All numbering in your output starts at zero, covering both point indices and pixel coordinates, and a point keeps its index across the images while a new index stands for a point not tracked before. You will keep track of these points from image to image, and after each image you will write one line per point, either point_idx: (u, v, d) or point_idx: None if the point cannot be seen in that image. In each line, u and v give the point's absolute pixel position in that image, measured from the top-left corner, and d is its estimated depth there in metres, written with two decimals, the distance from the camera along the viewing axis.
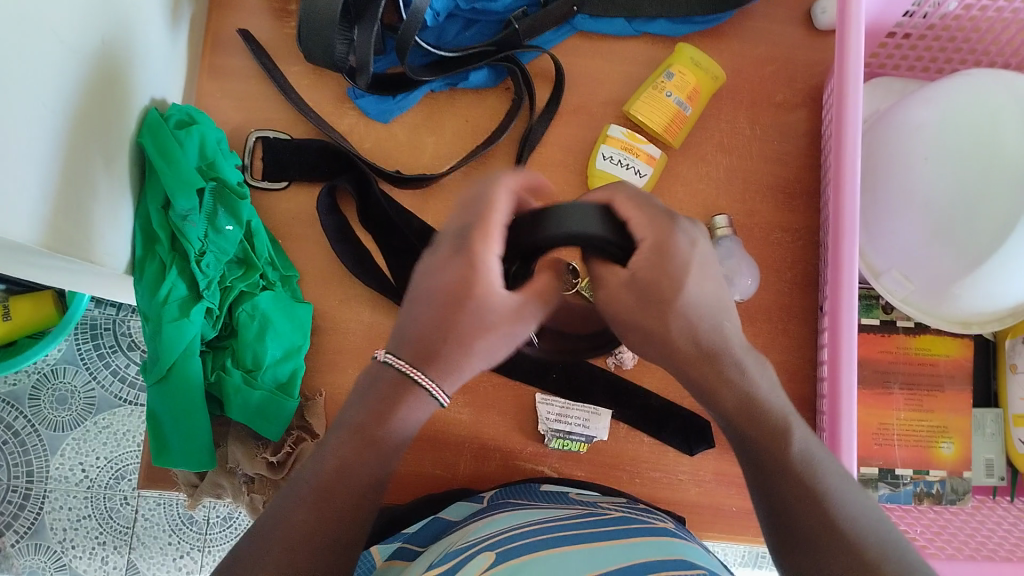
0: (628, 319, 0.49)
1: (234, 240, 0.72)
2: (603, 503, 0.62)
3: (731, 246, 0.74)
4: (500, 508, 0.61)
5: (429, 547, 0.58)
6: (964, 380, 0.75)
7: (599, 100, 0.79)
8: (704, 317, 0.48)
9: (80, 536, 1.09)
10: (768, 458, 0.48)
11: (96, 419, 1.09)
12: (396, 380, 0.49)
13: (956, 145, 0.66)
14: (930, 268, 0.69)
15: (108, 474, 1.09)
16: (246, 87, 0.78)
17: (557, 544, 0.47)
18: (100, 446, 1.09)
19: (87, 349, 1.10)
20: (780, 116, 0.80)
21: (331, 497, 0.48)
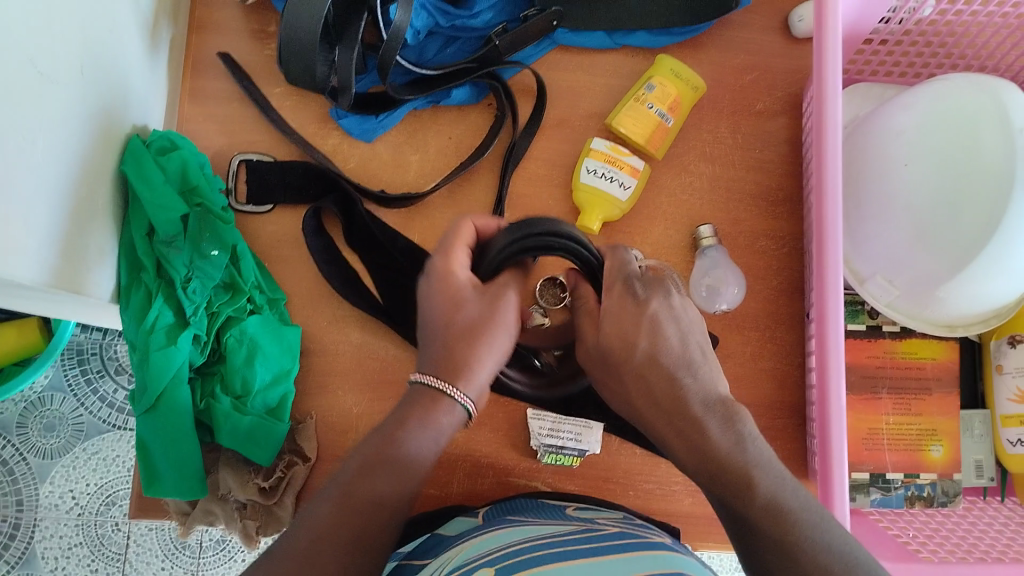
0: (599, 371, 0.56)
1: (221, 265, 0.71)
2: (598, 518, 0.62)
3: (716, 256, 0.75)
4: (501, 524, 0.60)
5: (430, 562, 0.58)
6: (951, 382, 0.75)
7: (581, 113, 0.80)
8: (662, 371, 0.52)
9: (72, 565, 1.08)
10: (740, 513, 0.47)
11: (86, 445, 1.08)
12: (422, 392, 0.53)
13: (935, 150, 0.67)
14: (913, 271, 0.70)
15: (98, 500, 1.08)
16: (228, 109, 0.78)
17: (557, 559, 0.47)
18: (89, 472, 1.08)
19: (75, 374, 1.09)
20: (761, 124, 0.80)
21: (350, 513, 0.48)
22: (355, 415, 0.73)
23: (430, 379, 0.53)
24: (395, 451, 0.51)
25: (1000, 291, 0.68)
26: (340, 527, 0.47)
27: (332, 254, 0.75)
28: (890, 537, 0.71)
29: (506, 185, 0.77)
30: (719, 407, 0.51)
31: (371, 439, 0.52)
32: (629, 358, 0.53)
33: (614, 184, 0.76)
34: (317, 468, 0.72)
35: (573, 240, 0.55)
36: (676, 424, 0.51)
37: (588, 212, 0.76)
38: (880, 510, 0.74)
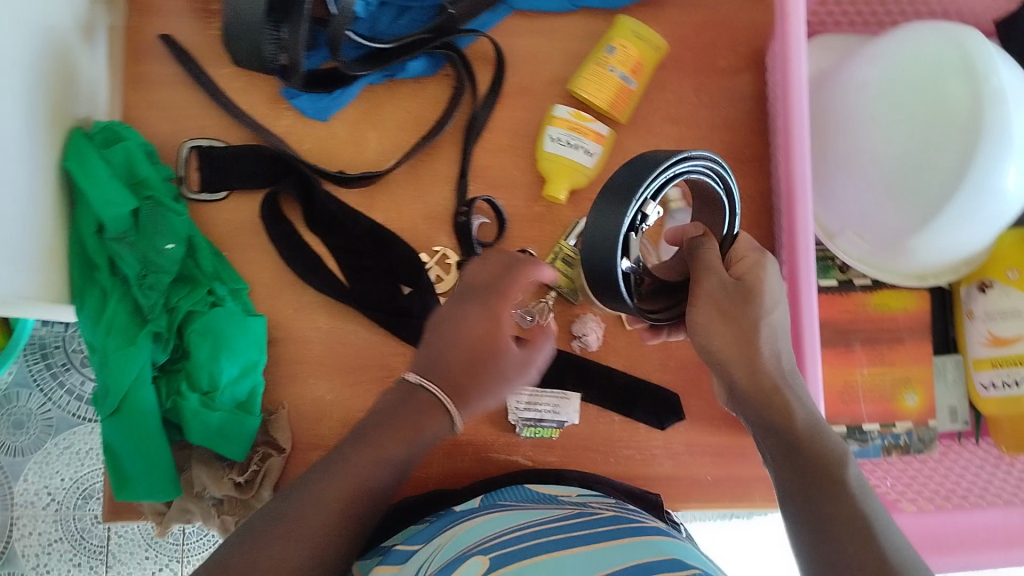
0: (721, 319, 0.54)
1: (176, 259, 0.68)
2: (590, 502, 0.62)
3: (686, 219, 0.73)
4: (492, 509, 0.60)
5: (421, 549, 0.57)
6: (922, 331, 0.76)
7: (542, 79, 0.78)
8: (777, 340, 0.55)
9: (53, 560, 1.06)
10: (828, 511, 0.46)
11: (57, 440, 1.06)
12: (427, 399, 0.58)
13: (901, 101, 0.67)
14: (883, 224, 0.70)
15: (76, 494, 1.06)
16: (173, 93, 0.75)
17: (544, 551, 0.46)
18: (63, 467, 1.06)
19: (39, 369, 1.06)
20: (725, 82, 0.79)
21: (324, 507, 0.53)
22: (328, 401, 0.72)
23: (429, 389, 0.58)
24: (385, 448, 0.56)
25: (965, 239, 0.69)
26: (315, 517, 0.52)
27: (293, 241, 0.73)
28: None
29: (469, 159, 0.75)
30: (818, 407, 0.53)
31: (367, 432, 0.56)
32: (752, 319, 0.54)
33: (580, 151, 0.74)
34: (291, 458, 0.71)
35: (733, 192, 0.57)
36: (772, 386, 0.53)
37: (554, 179, 0.74)
38: (859, 461, 0.74)
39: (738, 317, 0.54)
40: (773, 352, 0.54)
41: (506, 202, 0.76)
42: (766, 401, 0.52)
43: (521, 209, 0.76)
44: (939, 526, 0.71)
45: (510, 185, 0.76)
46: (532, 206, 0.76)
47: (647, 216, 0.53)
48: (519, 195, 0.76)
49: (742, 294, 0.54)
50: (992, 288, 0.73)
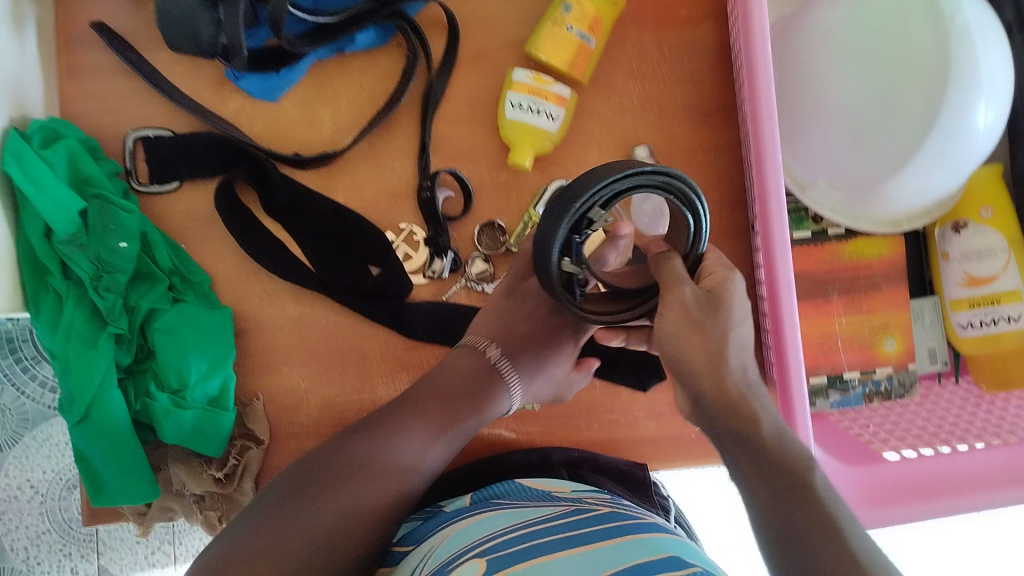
0: (685, 334, 0.50)
1: (131, 257, 0.66)
2: (587, 498, 0.61)
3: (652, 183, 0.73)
4: (490, 507, 0.62)
5: (416, 548, 0.60)
6: (899, 277, 0.74)
7: (498, 42, 0.75)
8: (742, 357, 0.51)
9: (44, 552, 1.03)
10: (805, 539, 0.41)
11: (34, 434, 1.01)
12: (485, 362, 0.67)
13: (865, 45, 0.65)
14: (854, 172, 0.68)
15: (59, 486, 1.02)
16: (112, 82, 0.71)
17: (551, 549, 0.48)
18: (44, 461, 1.01)
19: (8, 364, 0.99)
20: (688, 32, 0.77)
21: (380, 470, 0.59)
22: (303, 390, 0.71)
23: (502, 365, 0.67)
24: (441, 424, 0.63)
25: (937, 183, 0.68)
26: (370, 473, 0.58)
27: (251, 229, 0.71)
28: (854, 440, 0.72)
29: (429, 131, 0.73)
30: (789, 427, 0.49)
31: (428, 402, 0.64)
32: (719, 346, 0.50)
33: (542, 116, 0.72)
34: (271, 450, 0.70)
35: (695, 206, 0.50)
36: (741, 396, 0.49)
37: (518, 147, 0.72)
38: (841, 410, 0.75)
39: (707, 328, 0.50)
40: (742, 367, 0.51)
41: (470, 173, 0.74)
42: (733, 413, 0.48)
43: (486, 179, 0.74)
44: (925, 473, 0.68)
45: (473, 156, 0.74)
46: (497, 174, 0.74)
47: (592, 224, 0.49)
48: (483, 165, 0.74)
49: (708, 306, 0.51)
50: (967, 229, 0.73)
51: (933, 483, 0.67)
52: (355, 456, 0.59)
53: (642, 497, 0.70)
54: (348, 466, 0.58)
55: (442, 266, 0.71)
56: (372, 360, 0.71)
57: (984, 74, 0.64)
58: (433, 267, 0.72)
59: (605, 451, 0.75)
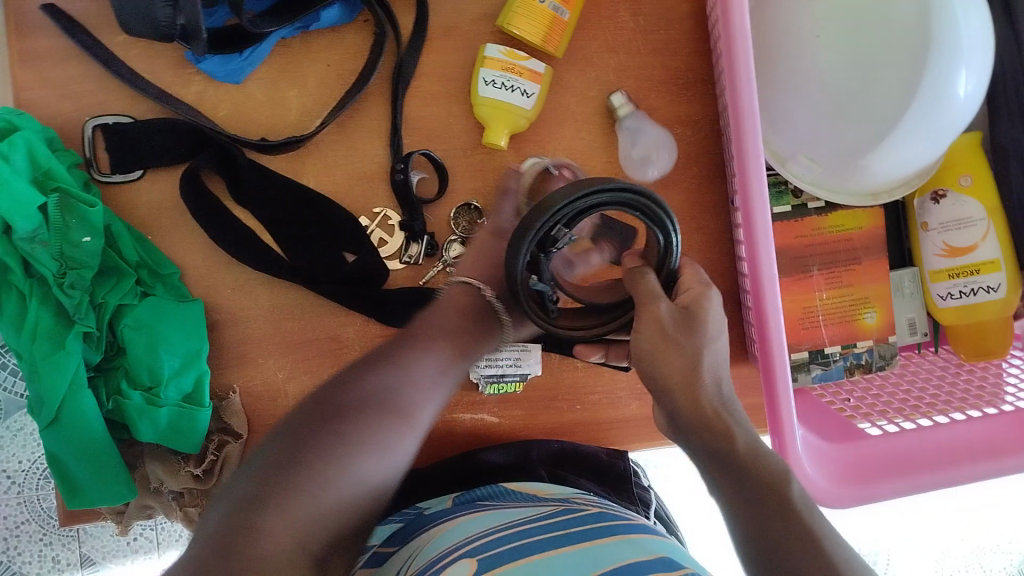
0: (658, 347, 0.51)
1: (96, 252, 0.63)
2: (574, 498, 0.62)
3: (636, 125, 0.73)
4: (470, 507, 0.62)
5: (397, 551, 0.61)
6: (879, 249, 0.74)
7: (468, 16, 0.72)
8: (717, 372, 0.52)
9: (24, 543, 0.99)
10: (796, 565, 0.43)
11: (8, 423, 0.97)
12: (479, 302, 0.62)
13: (846, 13, 0.63)
14: (834, 144, 0.67)
15: (37, 476, 0.98)
16: (65, 68, 0.68)
17: (542, 548, 0.50)
18: (19, 450, 0.98)
19: None
20: (663, 2, 0.75)
21: (397, 405, 0.53)
22: (281, 381, 0.69)
23: (497, 305, 0.62)
24: (446, 358, 0.58)
25: (918, 152, 0.67)
26: (386, 409, 0.52)
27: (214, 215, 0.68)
28: (833, 412, 0.72)
29: (400, 111, 0.71)
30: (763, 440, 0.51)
31: (428, 338, 0.59)
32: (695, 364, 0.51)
33: (517, 92, 0.70)
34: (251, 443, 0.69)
35: (663, 220, 0.53)
36: (716, 414, 0.51)
37: (493, 127, 0.70)
38: (822, 384, 0.74)
39: (683, 343, 0.51)
40: (715, 380, 0.52)
41: (445, 153, 0.72)
42: (706, 427, 0.50)
43: (460, 159, 0.72)
44: (905, 449, 0.67)
45: (446, 135, 0.72)
46: (472, 154, 0.72)
47: (556, 241, 0.53)
48: (457, 144, 0.72)
49: (684, 319, 0.52)
50: (946, 198, 0.72)
51: (905, 462, 0.67)
52: (369, 392, 0.53)
53: (621, 494, 0.71)
54: (365, 400, 0.52)
55: (419, 251, 0.71)
56: (350, 348, 0.70)
57: (964, 40, 0.63)
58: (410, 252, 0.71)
59: (588, 431, 0.75)
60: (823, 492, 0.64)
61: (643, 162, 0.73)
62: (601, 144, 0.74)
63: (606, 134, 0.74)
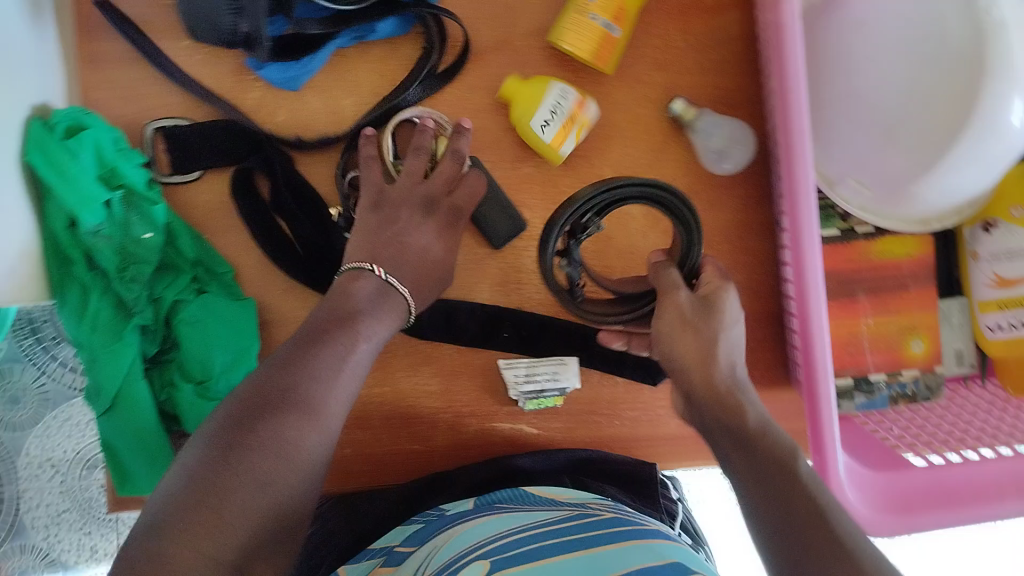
0: (678, 332, 0.57)
1: (155, 248, 0.66)
2: (591, 504, 0.62)
3: (705, 120, 0.73)
4: (488, 510, 0.63)
5: (417, 550, 0.61)
6: (927, 277, 0.74)
7: (520, 31, 0.74)
8: (733, 356, 0.58)
9: (64, 530, 1.00)
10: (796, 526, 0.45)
11: (54, 414, 0.98)
12: (380, 286, 0.61)
13: (902, 40, 0.63)
14: (884, 170, 0.67)
15: (79, 466, 1.00)
16: (133, 70, 0.71)
17: (556, 551, 0.51)
18: (65, 439, 0.99)
19: None
20: (713, 22, 0.75)
21: (298, 400, 0.50)
22: None
23: (392, 282, 0.62)
24: (347, 343, 0.55)
25: (974, 181, 0.66)
26: (282, 409, 0.49)
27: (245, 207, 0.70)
28: (877, 441, 0.71)
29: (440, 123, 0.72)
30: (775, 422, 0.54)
31: (320, 327, 0.56)
32: (710, 348, 0.57)
33: (547, 110, 0.70)
34: None
35: (689, 220, 0.58)
36: (728, 391, 0.55)
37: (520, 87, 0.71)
38: (865, 412, 0.74)
39: (701, 329, 0.57)
40: (729, 364, 0.57)
41: (494, 166, 0.74)
42: (722, 406, 0.54)
43: (508, 171, 0.74)
44: (952, 481, 0.66)
45: (495, 147, 0.74)
46: (520, 168, 0.74)
47: (586, 229, 0.58)
48: (506, 157, 0.73)
49: (703, 307, 0.58)
50: (996, 229, 0.71)
51: (938, 492, 0.65)
52: (263, 395, 0.50)
53: (646, 500, 0.71)
54: (261, 404, 0.50)
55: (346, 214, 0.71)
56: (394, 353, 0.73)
57: None
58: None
59: (626, 448, 0.75)
60: (864, 521, 0.63)
61: (720, 154, 0.74)
62: (648, 160, 0.75)
63: (654, 151, 0.75)
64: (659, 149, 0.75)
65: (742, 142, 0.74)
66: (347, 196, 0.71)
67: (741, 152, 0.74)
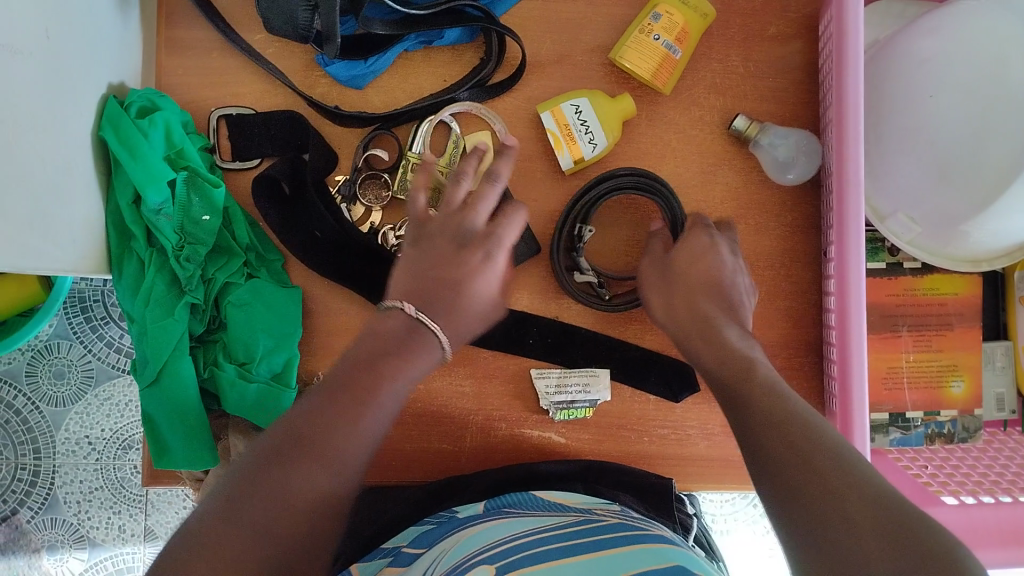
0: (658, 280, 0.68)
1: (213, 230, 0.68)
2: (596, 510, 0.63)
3: (773, 134, 0.73)
4: (497, 514, 0.63)
5: (425, 552, 0.60)
6: (973, 318, 0.73)
7: (582, 47, 0.75)
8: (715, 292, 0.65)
9: (94, 508, 1.01)
10: (760, 419, 0.51)
11: (97, 392, 1.02)
12: (408, 323, 0.55)
13: (965, 79, 0.63)
14: (936, 207, 0.67)
15: (116, 445, 1.02)
16: (208, 59, 0.74)
17: (562, 555, 0.51)
18: (104, 418, 1.02)
19: (79, 322, 1.01)
20: (775, 51, 0.76)
21: (312, 447, 0.47)
22: None
23: (421, 319, 0.55)
24: (377, 382, 0.51)
25: None
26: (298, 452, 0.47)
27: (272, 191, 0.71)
28: (909, 477, 0.70)
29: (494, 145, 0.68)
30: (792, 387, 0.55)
31: (349, 369, 0.52)
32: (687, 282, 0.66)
33: (577, 118, 0.72)
34: None
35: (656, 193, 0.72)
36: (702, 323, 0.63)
37: (618, 98, 0.72)
38: (900, 449, 0.73)
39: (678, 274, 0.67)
40: (708, 298, 0.64)
41: (544, 175, 0.75)
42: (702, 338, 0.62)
43: (558, 181, 0.75)
44: (980, 521, 0.64)
45: (547, 158, 0.75)
46: (570, 179, 0.75)
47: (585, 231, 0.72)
48: (557, 168, 0.75)
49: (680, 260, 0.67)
50: None
51: (967, 533, 0.64)
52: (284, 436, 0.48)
53: (662, 511, 0.70)
54: (280, 448, 0.47)
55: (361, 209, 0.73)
56: None
57: None
58: (367, 203, 0.73)
59: (653, 466, 0.75)
60: None
61: (785, 165, 0.73)
62: (697, 182, 0.75)
63: (703, 173, 0.75)
64: (709, 171, 0.75)
65: (808, 154, 0.72)
66: (358, 171, 0.73)
67: (807, 164, 0.72)
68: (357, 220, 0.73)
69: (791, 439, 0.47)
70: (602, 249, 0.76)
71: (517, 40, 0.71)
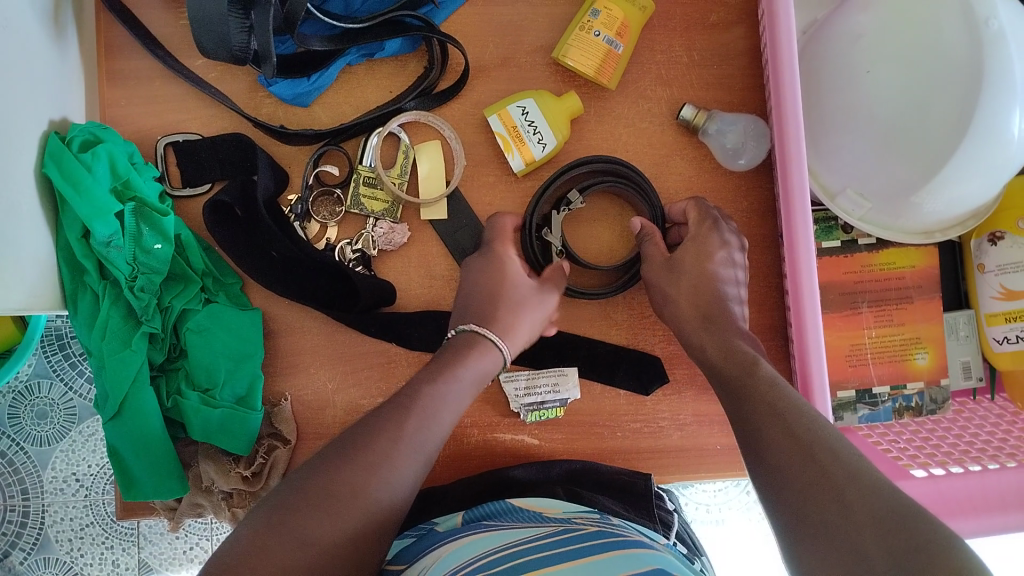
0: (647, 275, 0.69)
1: (166, 258, 0.68)
2: (577, 519, 0.62)
3: (720, 121, 0.73)
4: (478, 527, 0.63)
5: (408, 568, 0.60)
6: (932, 289, 0.73)
7: (526, 48, 0.75)
8: (708, 289, 0.66)
9: (87, 544, 1.01)
10: (759, 423, 0.53)
11: (81, 429, 1.01)
12: (467, 336, 0.64)
13: (900, 53, 0.63)
14: (883, 181, 0.67)
15: (104, 480, 1.01)
16: (152, 88, 0.74)
17: (536, 566, 0.50)
18: (90, 454, 1.01)
19: (58, 359, 1.01)
20: (716, 38, 0.76)
21: (345, 482, 0.50)
22: (330, 391, 0.72)
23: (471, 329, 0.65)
24: (419, 421, 0.56)
25: (974, 190, 0.66)
26: (345, 479, 0.50)
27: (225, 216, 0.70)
28: (881, 453, 0.70)
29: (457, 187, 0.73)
30: (772, 388, 0.56)
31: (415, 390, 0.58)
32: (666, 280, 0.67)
33: (528, 122, 0.72)
34: (297, 449, 0.71)
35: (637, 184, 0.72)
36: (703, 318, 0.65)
37: (565, 97, 0.73)
38: (870, 424, 0.74)
39: (664, 273, 0.67)
40: (673, 293, 0.67)
41: (498, 179, 0.75)
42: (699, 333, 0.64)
43: (511, 184, 0.75)
44: (953, 492, 0.65)
45: (499, 161, 0.75)
46: (523, 182, 0.75)
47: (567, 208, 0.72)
48: (510, 170, 0.75)
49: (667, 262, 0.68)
50: (1003, 240, 0.71)
51: (941, 505, 0.64)
52: (330, 459, 0.51)
53: (642, 511, 0.70)
54: (324, 469, 0.51)
55: (317, 227, 0.74)
56: (397, 361, 0.72)
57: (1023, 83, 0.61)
58: (321, 219, 0.74)
59: (630, 461, 0.75)
60: None
61: (734, 152, 0.74)
62: (652, 174, 0.76)
63: (656, 166, 0.76)
64: (662, 162, 0.76)
65: (756, 138, 0.73)
66: (309, 190, 0.73)
67: (755, 149, 0.73)
68: (313, 238, 0.74)
69: (792, 441, 0.49)
70: (610, 250, 0.76)
71: (459, 48, 0.71)
